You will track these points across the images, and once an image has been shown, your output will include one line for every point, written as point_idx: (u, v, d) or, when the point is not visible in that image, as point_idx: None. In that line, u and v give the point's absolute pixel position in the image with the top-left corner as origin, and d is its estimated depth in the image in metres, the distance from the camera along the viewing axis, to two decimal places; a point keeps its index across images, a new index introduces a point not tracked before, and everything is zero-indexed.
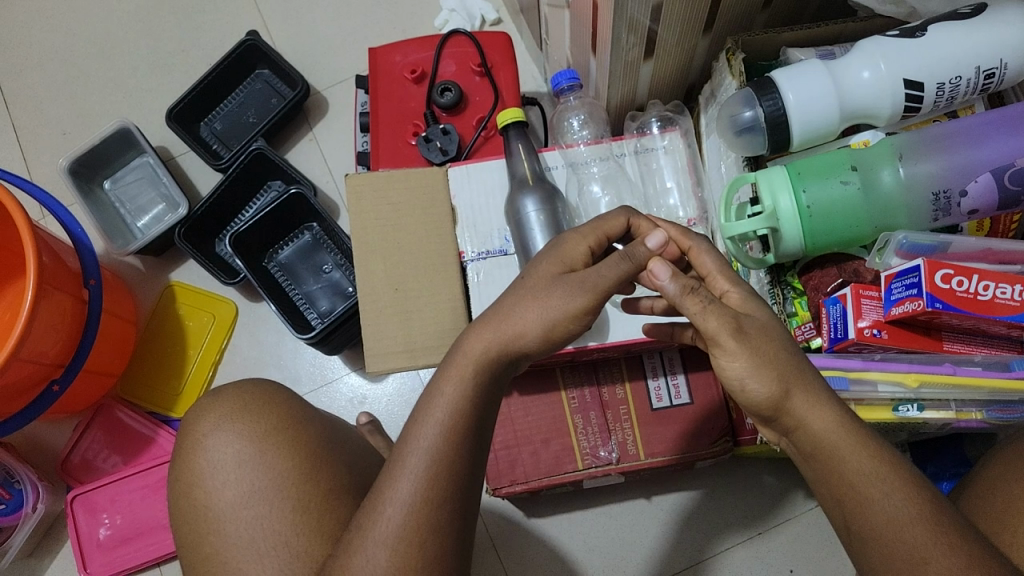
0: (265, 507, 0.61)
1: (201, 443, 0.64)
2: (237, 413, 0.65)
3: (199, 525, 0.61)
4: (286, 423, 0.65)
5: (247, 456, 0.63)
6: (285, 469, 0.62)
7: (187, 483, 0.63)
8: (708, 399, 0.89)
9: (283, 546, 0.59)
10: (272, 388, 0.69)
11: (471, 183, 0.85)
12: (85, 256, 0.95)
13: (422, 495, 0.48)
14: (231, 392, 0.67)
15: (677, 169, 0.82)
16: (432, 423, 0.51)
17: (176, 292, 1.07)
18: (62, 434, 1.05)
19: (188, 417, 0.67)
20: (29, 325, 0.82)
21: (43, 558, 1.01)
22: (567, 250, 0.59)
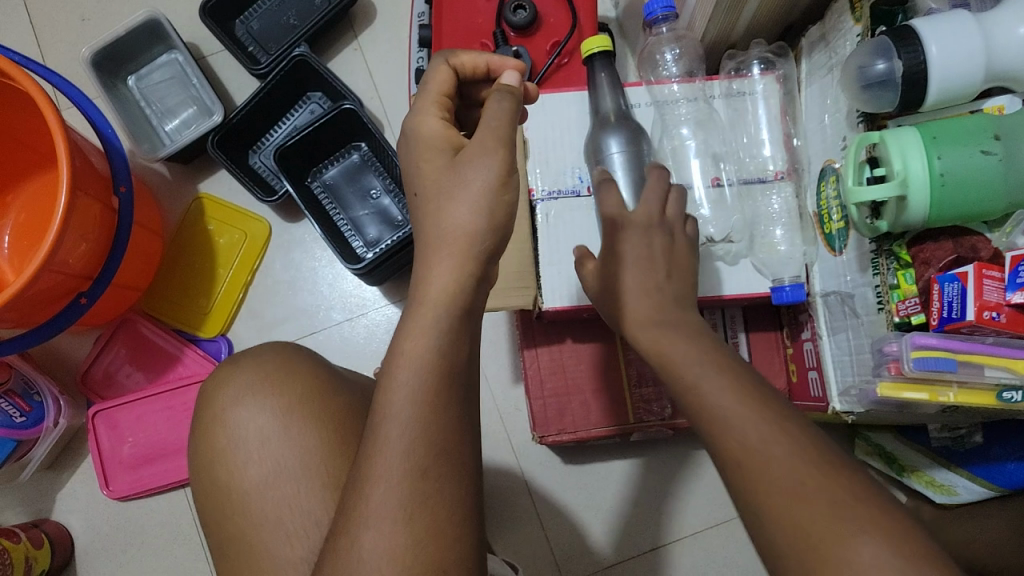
0: (295, 486, 0.57)
1: (221, 419, 0.60)
2: (259, 384, 0.61)
3: (225, 506, 0.58)
4: (311, 396, 0.61)
5: (272, 433, 0.59)
6: (314, 445, 0.59)
7: (208, 461, 0.60)
8: (768, 359, 0.87)
9: (313, 525, 0.56)
10: (293, 354, 0.64)
11: (543, 113, 0.79)
12: (116, 159, 0.89)
13: (401, 469, 0.44)
14: (250, 361, 0.63)
15: (773, 117, 0.76)
16: (405, 379, 0.45)
17: (205, 205, 1.01)
18: (81, 346, 1.00)
19: (206, 388, 0.63)
20: (61, 234, 0.77)
21: (63, 472, 0.98)
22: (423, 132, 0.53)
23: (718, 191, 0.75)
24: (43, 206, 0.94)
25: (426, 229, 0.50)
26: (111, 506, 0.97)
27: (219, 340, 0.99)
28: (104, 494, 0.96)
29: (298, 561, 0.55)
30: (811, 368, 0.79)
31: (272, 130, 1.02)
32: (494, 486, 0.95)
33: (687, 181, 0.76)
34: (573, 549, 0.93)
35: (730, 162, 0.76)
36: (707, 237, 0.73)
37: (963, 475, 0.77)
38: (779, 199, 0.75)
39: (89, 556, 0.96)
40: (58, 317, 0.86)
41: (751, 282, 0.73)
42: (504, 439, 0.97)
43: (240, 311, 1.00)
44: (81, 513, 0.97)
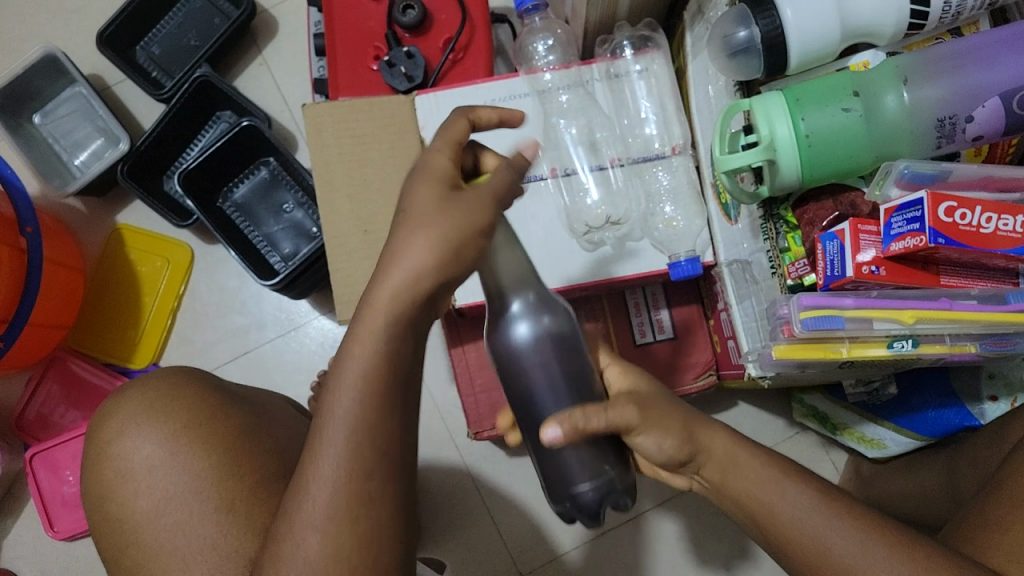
0: (186, 510, 0.61)
1: (108, 452, 0.63)
2: (144, 412, 0.64)
3: (120, 539, 0.62)
4: (198, 420, 0.64)
5: (158, 462, 0.62)
6: (199, 469, 0.62)
7: (98, 495, 0.63)
8: (691, 333, 0.88)
9: (209, 547, 0.59)
10: (181, 378, 0.66)
11: (441, 113, 0.80)
12: (17, 198, 0.86)
13: (346, 469, 0.43)
14: (135, 391, 0.65)
15: (654, 92, 0.78)
16: (347, 388, 0.44)
17: (124, 235, 1.00)
18: (14, 389, 0.99)
19: (97, 420, 0.66)
20: None
21: (7, 518, 0.97)
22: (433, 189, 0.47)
23: (602, 175, 0.78)
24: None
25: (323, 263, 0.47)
26: (59, 547, 0.96)
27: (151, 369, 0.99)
28: (50, 535, 0.95)
29: None
30: (729, 337, 0.80)
31: (183, 154, 1.02)
32: (442, 487, 0.95)
33: (573, 168, 0.78)
34: (526, 542, 0.94)
35: (615, 145, 0.78)
36: (586, 226, 0.78)
37: (888, 428, 0.79)
38: (667, 174, 0.77)
39: None
40: None
41: (653, 259, 0.77)
42: (447, 438, 0.97)
43: (171, 338, 1.00)
44: (30, 556, 0.96)
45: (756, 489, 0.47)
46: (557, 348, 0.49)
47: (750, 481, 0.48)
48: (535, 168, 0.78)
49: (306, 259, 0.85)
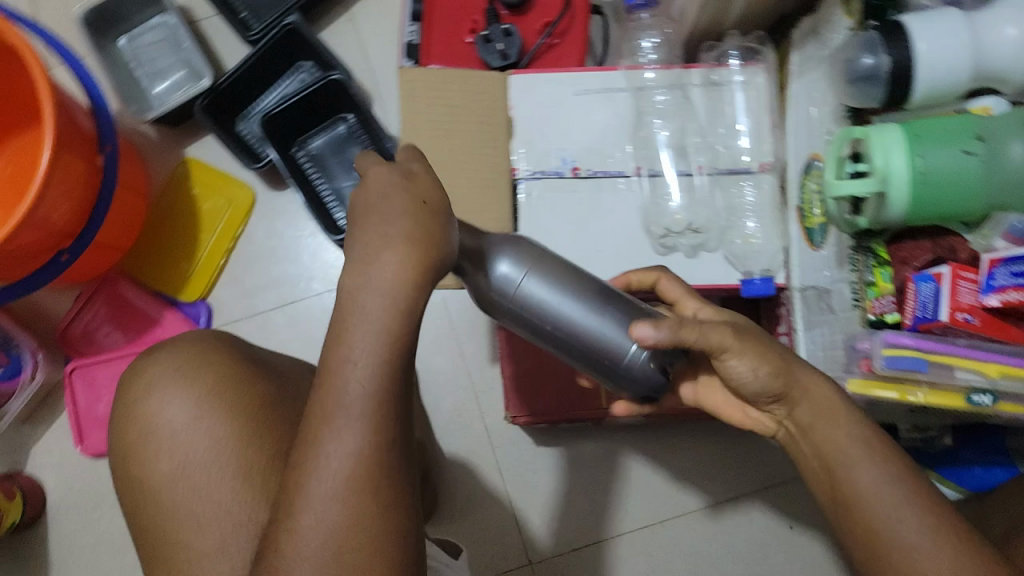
0: (203, 476, 0.61)
1: (133, 411, 0.64)
2: (173, 374, 0.64)
3: (138, 498, 0.62)
4: (223, 387, 0.64)
5: (179, 427, 0.63)
6: (220, 437, 0.62)
7: (121, 453, 0.64)
8: None
9: (225, 515, 0.60)
10: (212, 343, 0.67)
11: (535, 94, 0.79)
12: (102, 118, 0.87)
13: (367, 442, 0.44)
14: (166, 353, 0.66)
15: (756, 106, 0.76)
16: (355, 360, 0.44)
17: (190, 168, 1.00)
18: (61, 303, 1.00)
19: (126, 378, 0.67)
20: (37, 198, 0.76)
21: (36, 428, 0.97)
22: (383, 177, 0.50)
23: (688, 180, 0.78)
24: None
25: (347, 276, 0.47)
26: (84, 463, 0.97)
27: (199, 304, 0.99)
28: (78, 450, 0.96)
29: (211, 550, 0.59)
30: None
31: (259, 98, 1.01)
32: (468, 465, 0.96)
33: (659, 169, 0.78)
34: (542, 530, 0.94)
35: (703, 152, 0.78)
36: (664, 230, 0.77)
37: (933, 477, 0.78)
38: (754, 190, 0.76)
39: (60, 511, 0.96)
40: (38, 273, 0.85)
41: (724, 272, 0.75)
42: (479, 417, 0.97)
43: (222, 277, 1.01)
44: (54, 468, 0.97)
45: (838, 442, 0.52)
46: (581, 285, 0.57)
47: (835, 432, 0.53)
48: (621, 164, 0.78)
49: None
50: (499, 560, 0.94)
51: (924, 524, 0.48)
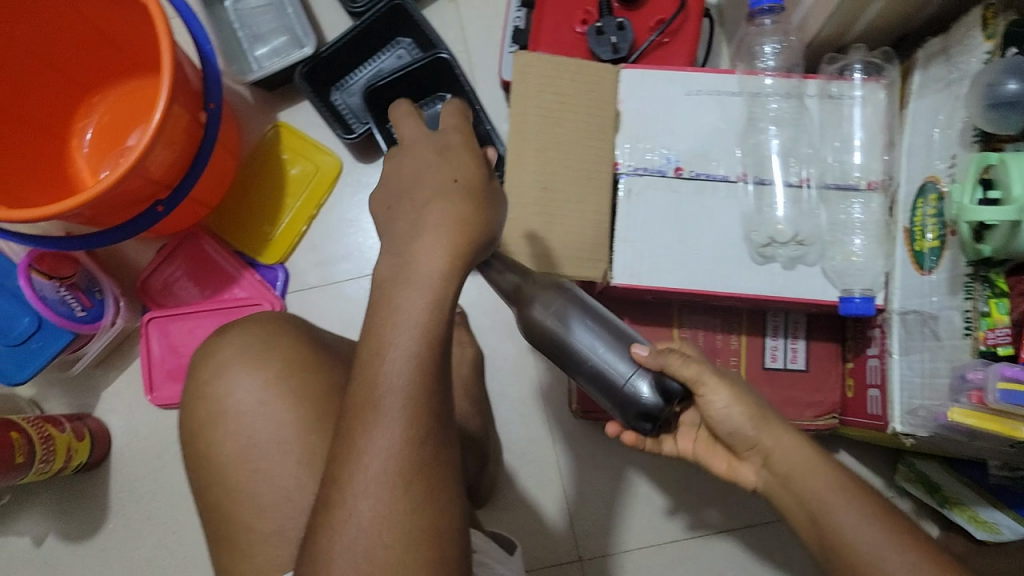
0: (269, 461, 0.59)
1: (202, 390, 0.62)
2: (243, 355, 0.62)
3: (205, 476, 0.61)
4: (295, 371, 0.62)
5: (248, 410, 0.60)
6: (289, 421, 0.60)
7: (190, 430, 0.62)
8: (824, 370, 0.85)
9: (289, 502, 0.58)
10: (279, 324, 0.65)
11: (645, 91, 0.79)
12: (211, 77, 0.90)
13: (403, 436, 0.48)
14: (235, 332, 0.64)
15: (870, 123, 0.75)
16: (394, 358, 0.49)
17: (282, 133, 1.01)
18: (143, 253, 1.01)
19: (198, 352, 0.65)
20: (145, 149, 0.79)
21: (108, 373, 0.99)
22: (419, 154, 0.54)
23: (796, 192, 0.76)
24: (138, 106, 1.02)
25: (402, 256, 0.52)
26: (150, 413, 0.98)
27: (277, 268, 1.00)
28: (148, 399, 0.97)
29: (270, 533, 0.58)
30: (873, 386, 0.78)
31: (355, 71, 1.02)
32: (527, 455, 0.96)
33: (767, 177, 0.76)
34: (595, 528, 0.95)
35: (812, 165, 0.77)
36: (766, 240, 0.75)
37: (1009, 515, 0.74)
38: (862, 208, 0.75)
39: (123, 457, 0.97)
40: (135, 221, 0.88)
41: (822, 289, 0.74)
42: (543, 409, 0.98)
43: (302, 243, 1.02)
44: (121, 413, 0.98)
45: (820, 491, 0.54)
46: (600, 321, 0.61)
47: (815, 478, 0.55)
48: (726, 169, 0.77)
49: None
50: (550, 552, 0.94)
51: (910, 559, 0.49)
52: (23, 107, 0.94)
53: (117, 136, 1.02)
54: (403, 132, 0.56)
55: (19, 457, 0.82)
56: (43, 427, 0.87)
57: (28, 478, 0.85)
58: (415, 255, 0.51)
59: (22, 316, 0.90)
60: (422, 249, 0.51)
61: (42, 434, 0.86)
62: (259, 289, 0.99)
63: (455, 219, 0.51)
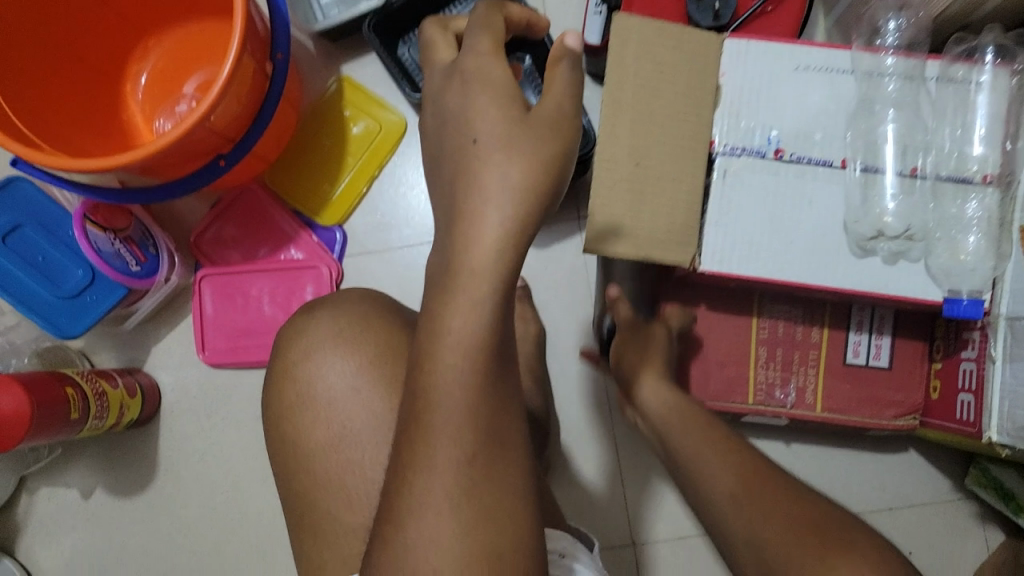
0: (359, 451, 0.58)
1: (291, 372, 0.61)
2: (337, 339, 0.61)
3: (291, 462, 0.60)
4: (387, 357, 0.60)
5: (338, 396, 0.59)
6: (381, 411, 0.59)
7: (277, 414, 0.61)
8: (908, 369, 0.82)
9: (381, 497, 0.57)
10: (373, 306, 0.63)
11: (748, 64, 0.73)
12: (277, 24, 0.85)
13: (460, 454, 0.43)
14: (328, 313, 0.62)
15: (995, 112, 0.71)
16: (445, 370, 0.44)
17: (344, 87, 0.97)
18: (195, 207, 0.97)
19: (284, 335, 0.64)
20: (214, 102, 0.75)
21: (159, 328, 0.96)
22: (445, 97, 0.48)
23: (911, 182, 0.71)
24: (196, 53, 0.98)
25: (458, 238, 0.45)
26: (201, 370, 0.95)
27: (334, 230, 0.97)
28: (200, 357, 0.94)
29: (360, 527, 0.57)
30: (964, 391, 0.75)
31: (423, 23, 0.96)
32: (586, 435, 0.94)
33: (877, 165, 0.71)
34: (652, 513, 0.93)
35: (925, 154, 0.72)
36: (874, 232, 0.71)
37: None
38: (977, 204, 0.70)
39: (173, 413, 0.95)
40: (195, 175, 0.85)
41: (925, 286, 0.70)
42: (604, 389, 0.95)
43: (361, 204, 0.98)
44: (172, 370, 0.95)
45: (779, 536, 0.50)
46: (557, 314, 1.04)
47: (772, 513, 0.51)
48: (828, 153, 0.72)
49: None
50: (605, 535, 0.92)
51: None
52: (82, 48, 0.90)
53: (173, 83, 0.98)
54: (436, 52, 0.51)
55: (74, 412, 0.80)
56: (96, 381, 0.84)
57: (81, 433, 0.83)
58: (458, 246, 0.45)
59: (76, 268, 0.88)
60: (475, 220, 0.44)
61: (96, 388, 0.84)
62: (318, 251, 0.96)
63: (498, 172, 0.44)
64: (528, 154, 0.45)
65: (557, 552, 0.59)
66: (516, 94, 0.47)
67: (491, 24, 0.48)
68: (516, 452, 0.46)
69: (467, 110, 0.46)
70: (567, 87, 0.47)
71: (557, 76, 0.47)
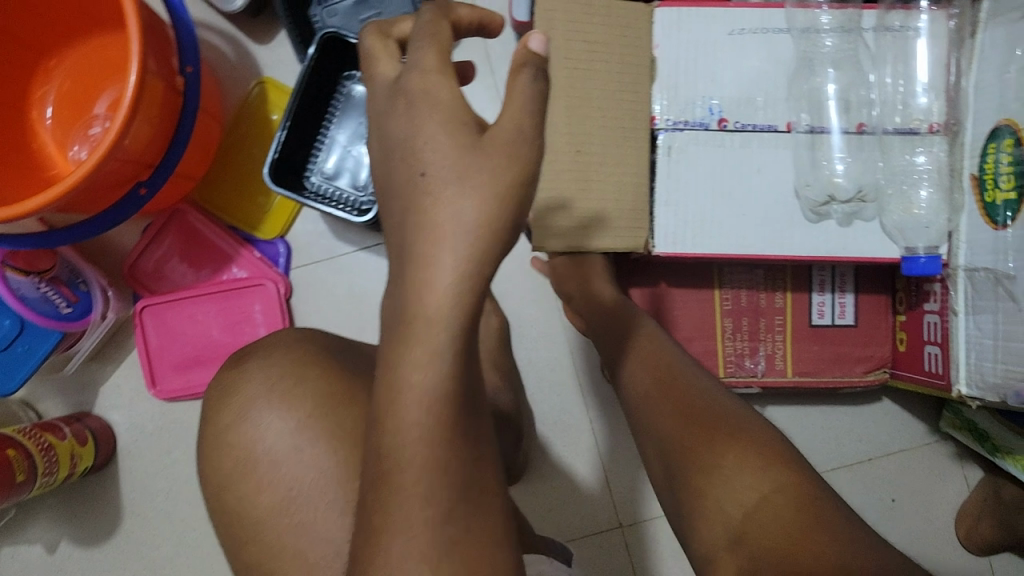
0: (307, 510, 0.57)
1: (226, 437, 0.60)
2: (269, 399, 0.60)
3: (240, 530, 0.59)
4: (325, 406, 0.60)
5: (279, 456, 0.59)
6: (325, 464, 0.58)
7: (217, 483, 0.60)
8: (874, 325, 0.81)
9: (333, 555, 0.56)
10: (305, 354, 0.62)
11: (682, 33, 0.70)
12: (182, 34, 0.80)
13: (428, 518, 0.39)
14: (258, 370, 0.61)
15: (936, 58, 0.68)
16: (407, 427, 0.40)
17: (268, 90, 0.91)
18: (127, 235, 0.92)
19: (215, 396, 0.62)
20: (121, 129, 0.70)
21: (104, 366, 0.92)
22: (389, 121, 0.43)
23: (859, 139, 0.69)
24: (104, 68, 0.92)
25: (415, 275, 0.40)
26: (155, 406, 0.91)
27: (277, 243, 0.92)
28: (151, 393, 0.90)
29: None
30: (930, 343, 0.75)
31: None
32: (561, 423, 0.92)
33: (824, 125, 0.69)
34: (634, 493, 0.92)
35: (869, 109, 0.70)
36: (827, 196, 0.69)
37: None
38: (925, 155, 0.69)
39: (131, 453, 0.91)
40: (116, 208, 0.79)
41: (880, 245, 0.69)
42: (570, 373, 0.93)
43: (301, 213, 0.93)
44: (125, 409, 0.91)
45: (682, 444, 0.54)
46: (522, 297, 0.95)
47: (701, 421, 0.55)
48: (772, 117, 0.70)
49: (297, 95, 0.78)
50: (590, 522, 0.91)
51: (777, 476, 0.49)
52: None
53: (83, 101, 0.92)
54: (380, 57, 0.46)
55: (20, 475, 0.77)
56: (41, 436, 0.81)
57: (32, 493, 0.80)
58: (409, 291, 0.40)
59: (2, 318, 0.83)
60: (427, 264, 0.40)
61: (41, 443, 0.80)
62: (262, 268, 0.91)
63: (450, 207, 0.40)
64: (484, 184, 0.39)
65: None
66: (467, 115, 0.42)
67: (439, 34, 0.43)
68: (495, 501, 0.42)
69: (411, 135, 0.41)
70: (530, 101, 0.41)
71: (518, 86, 0.42)
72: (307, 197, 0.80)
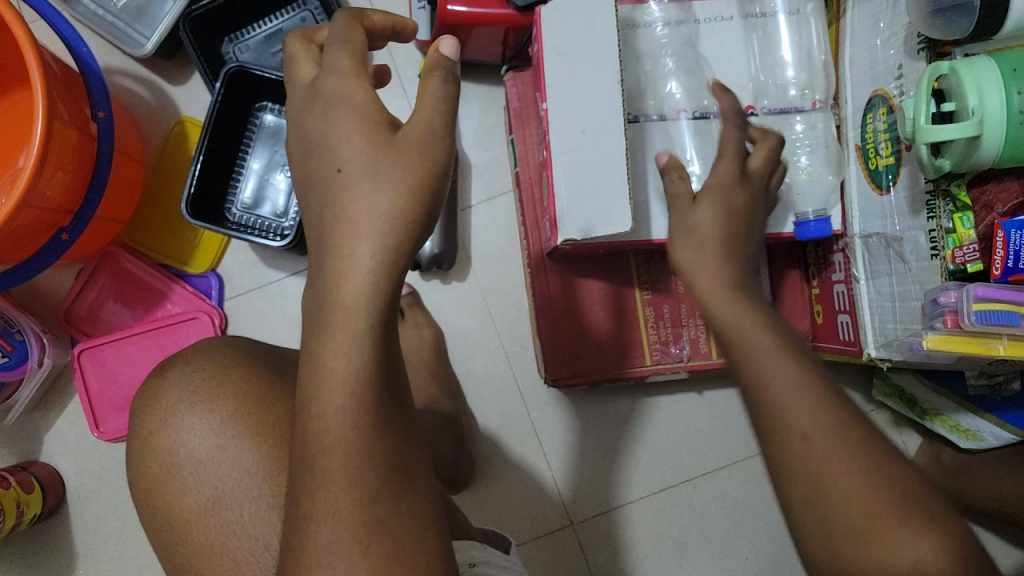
0: (235, 510, 0.56)
1: (150, 442, 0.58)
2: (190, 401, 0.58)
3: (168, 534, 0.57)
4: (248, 405, 0.58)
5: (204, 458, 0.57)
6: (251, 461, 0.56)
7: (144, 488, 0.58)
8: (790, 299, 0.83)
9: (263, 550, 0.55)
10: (228, 356, 0.60)
11: None
12: (91, 81, 0.81)
13: (349, 505, 0.41)
14: (178, 374, 0.59)
15: (809, 38, 0.72)
16: (333, 418, 0.41)
17: (187, 129, 0.93)
18: (59, 282, 0.93)
19: (138, 403, 0.60)
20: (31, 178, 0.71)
21: (48, 413, 0.92)
22: (308, 125, 0.45)
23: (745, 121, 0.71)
24: (23, 121, 0.91)
25: (332, 270, 0.42)
26: (101, 447, 0.92)
27: (208, 276, 0.93)
28: (95, 436, 0.90)
29: None
30: (840, 311, 0.77)
31: (246, 28, 0.93)
32: None
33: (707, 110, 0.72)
34: None
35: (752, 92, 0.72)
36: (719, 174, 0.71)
37: (992, 421, 0.72)
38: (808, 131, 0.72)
39: (80, 497, 0.91)
40: (39, 255, 0.80)
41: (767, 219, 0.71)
42: (508, 375, 0.92)
43: (230, 243, 0.94)
44: (71, 454, 0.92)
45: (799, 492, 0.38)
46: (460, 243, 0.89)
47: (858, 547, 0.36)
48: (661, 107, 0.72)
49: (209, 128, 0.80)
50: (540, 526, 0.90)
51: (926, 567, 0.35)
52: None
53: (8, 160, 0.90)
54: (296, 64, 0.47)
55: None
56: None
57: None
58: (329, 284, 0.42)
59: None
60: (347, 256, 0.42)
61: None
62: (196, 300, 0.92)
63: (365, 204, 0.42)
64: (397, 180, 0.42)
65: (466, 564, 0.55)
66: (383, 118, 0.44)
67: (353, 43, 0.46)
68: (420, 482, 0.44)
69: (330, 138, 0.44)
70: (440, 100, 0.44)
71: (429, 89, 0.44)
72: (230, 227, 0.82)
